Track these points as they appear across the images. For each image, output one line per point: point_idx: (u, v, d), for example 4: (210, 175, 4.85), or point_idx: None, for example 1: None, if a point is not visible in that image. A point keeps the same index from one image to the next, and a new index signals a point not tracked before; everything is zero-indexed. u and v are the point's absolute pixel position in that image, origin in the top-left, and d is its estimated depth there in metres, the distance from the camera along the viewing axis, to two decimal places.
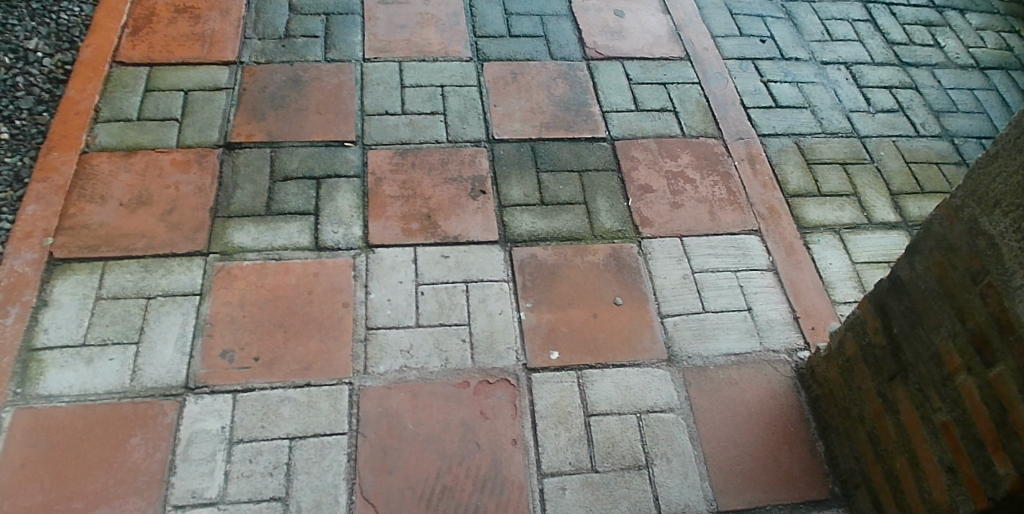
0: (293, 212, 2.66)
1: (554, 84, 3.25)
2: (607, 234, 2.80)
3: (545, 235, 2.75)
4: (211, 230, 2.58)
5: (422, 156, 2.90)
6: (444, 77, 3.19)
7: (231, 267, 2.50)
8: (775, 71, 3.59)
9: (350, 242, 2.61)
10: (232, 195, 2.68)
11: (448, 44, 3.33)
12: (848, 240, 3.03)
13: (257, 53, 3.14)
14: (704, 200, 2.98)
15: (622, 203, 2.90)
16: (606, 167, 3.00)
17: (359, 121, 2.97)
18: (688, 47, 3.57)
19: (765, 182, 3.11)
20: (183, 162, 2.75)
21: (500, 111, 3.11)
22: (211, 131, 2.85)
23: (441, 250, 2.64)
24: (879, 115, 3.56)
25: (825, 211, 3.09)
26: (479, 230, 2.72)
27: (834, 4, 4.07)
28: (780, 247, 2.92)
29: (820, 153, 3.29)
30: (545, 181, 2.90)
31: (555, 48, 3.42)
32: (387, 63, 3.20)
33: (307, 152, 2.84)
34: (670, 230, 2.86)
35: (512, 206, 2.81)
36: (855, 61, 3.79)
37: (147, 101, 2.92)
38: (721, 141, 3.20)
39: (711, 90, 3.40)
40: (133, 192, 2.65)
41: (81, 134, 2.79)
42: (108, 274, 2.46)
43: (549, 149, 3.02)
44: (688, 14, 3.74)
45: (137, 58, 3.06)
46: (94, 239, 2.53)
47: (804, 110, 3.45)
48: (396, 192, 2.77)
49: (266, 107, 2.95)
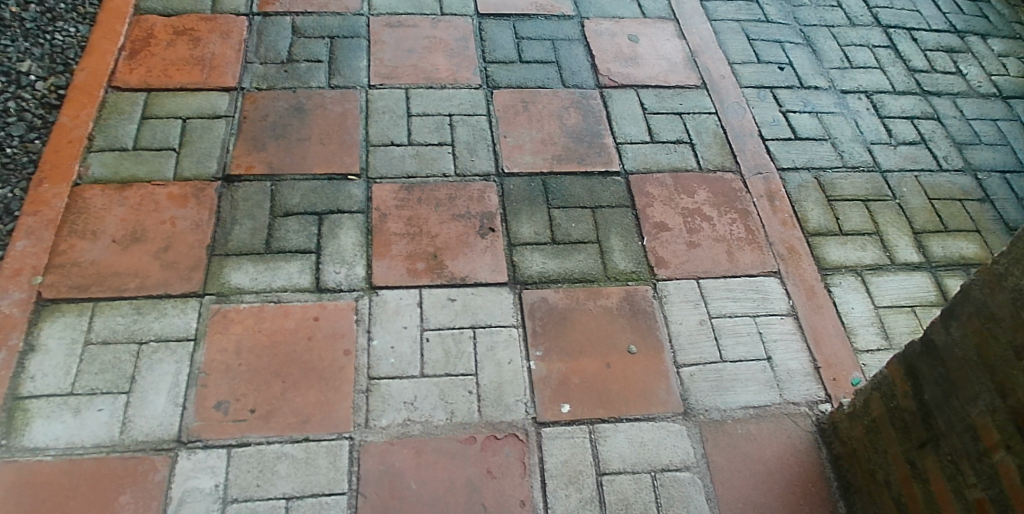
0: (293, 250, 2.55)
1: (566, 114, 3.14)
2: (621, 276, 2.68)
3: (556, 276, 2.64)
4: (208, 269, 2.47)
5: (429, 191, 2.78)
6: (452, 105, 3.08)
7: (228, 310, 2.39)
8: (793, 101, 3.47)
9: (353, 283, 2.50)
10: (230, 231, 2.57)
11: (456, 70, 3.22)
12: (870, 283, 2.91)
13: (258, 79, 3.03)
14: (721, 239, 2.86)
15: (636, 242, 2.79)
16: (619, 203, 2.89)
17: (364, 152, 2.86)
18: (704, 74, 3.45)
19: (785, 219, 2.99)
20: (179, 195, 2.63)
21: (510, 142, 2.99)
22: (209, 162, 2.74)
23: (448, 293, 2.53)
24: (901, 147, 3.44)
25: (847, 251, 2.97)
26: (487, 270, 2.60)
27: (854, 29, 3.95)
28: (800, 290, 2.80)
29: (841, 189, 3.17)
30: (557, 218, 2.79)
31: (567, 75, 3.30)
32: (394, 90, 3.09)
33: (309, 186, 2.72)
34: (686, 271, 2.74)
35: (521, 245, 2.69)
36: (876, 89, 3.66)
37: (143, 129, 2.81)
38: (739, 176, 3.08)
39: (728, 120, 3.28)
40: (127, 228, 2.54)
41: (74, 164, 2.68)
42: (98, 317, 2.34)
43: (560, 183, 2.90)
44: (703, 39, 3.62)
45: (133, 83, 2.95)
46: (84, 278, 2.42)
47: (824, 143, 3.33)
48: (401, 229, 2.66)
49: (267, 137, 2.84)
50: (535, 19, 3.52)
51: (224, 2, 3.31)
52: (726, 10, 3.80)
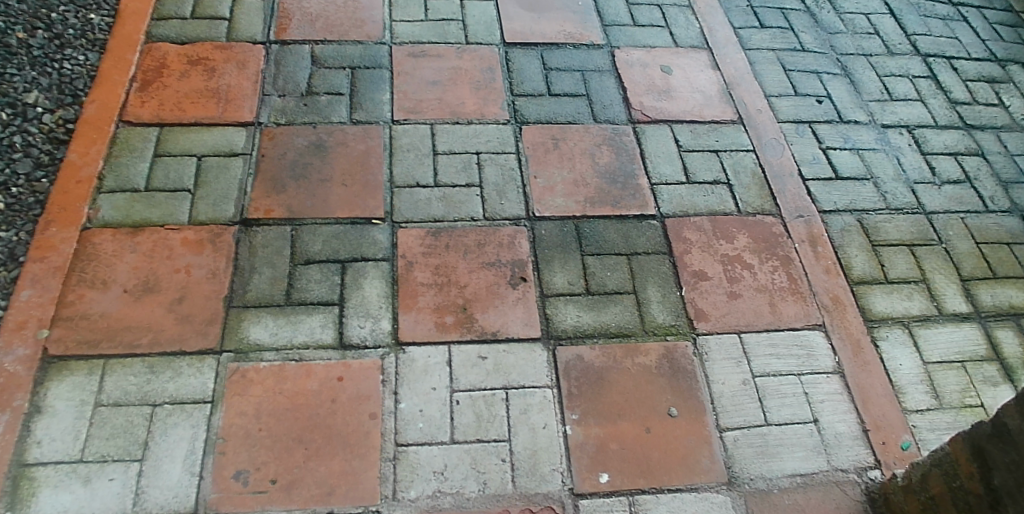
0: (315, 301, 2.41)
1: (598, 152, 3.00)
2: (659, 330, 2.54)
3: (592, 331, 2.50)
4: (225, 323, 2.33)
5: (457, 236, 2.64)
6: (480, 142, 2.94)
7: (246, 369, 2.25)
8: (833, 136, 3.32)
9: (378, 339, 2.36)
10: (249, 281, 2.43)
11: (483, 104, 3.08)
12: (918, 336, 2.76)
13: (277, 113, 2.90)
14: (763, 289, 2.72)
15: (674, 293, 2.65)
16: (656, 250, 2.75)
17: (389, 194, 2.72)
18: (740, 108, 3.31)
19: (828, 266, 2.85)
20: (194, 241, 2.50)
21: (541, 183, 2.85)
22: (226, 205, 2.60)
23: (478, 349, 2.39)
24: (945, 187, 3.29)
25: (893, 301, 2.83)
26: (519, 325, 2.47)
27: (893, 58, 3.79)
28: (847, 345, 2.66)
29: (885, 233, 3.03)
30: (591, 267, 2.65)
31: (598, 109, 3.16)
32: (419, 126, 2.95)
33: (332, 231, 2.59)
34: (727, 325, 2.60)
35: (554, 297, 2.56)
36: (917, 123, 3.51)
37: (157, 168, 2.67)
38: (779, 220, 2.94)
39: (767, 159, 3.14)
40: (139, 277, 2.40)
41: (84, 206, 2.54)
42: (109, 377, 2.21)
43: (594, 228, 2.77)
44: (738, 69, 3.48)
45: (146, 117, 2.81)
46: (94, 332, 2.28)
47: (866, 182, 3.19)
48: (428, 279, 2.52)
49: (287, 177, 2.71)
50: (564, 48, 3.38)
51: (240, 29, 3.17)
52: (761, 38, 3.65)
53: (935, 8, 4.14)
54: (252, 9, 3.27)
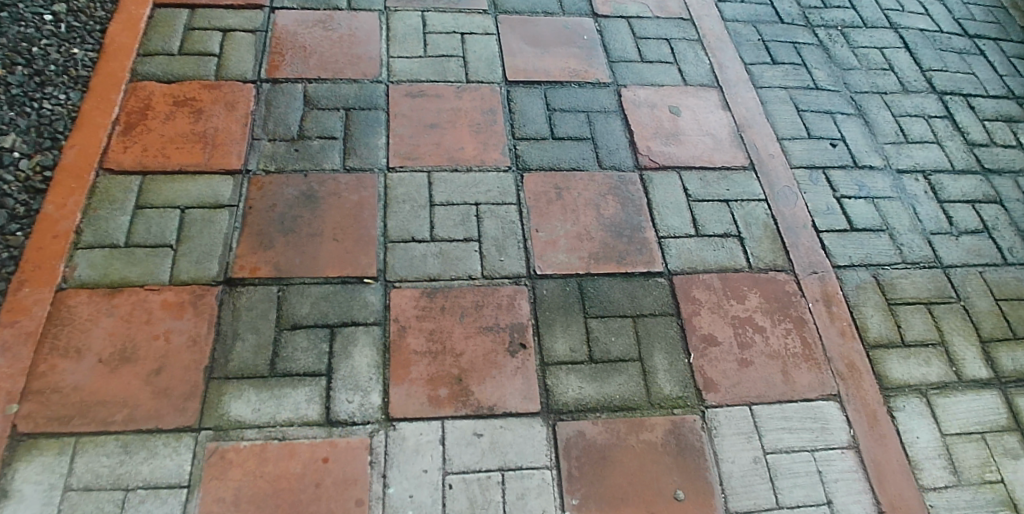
0: (301, 372, 2.27)
1: (603, 202, 2.85)
2: (666, 403, 2.41)
3: (594, 404, 2.36)
4: (205, 397, 2.20)
5: (453, 297, 2.50)
6: (479, 192, 2.80)
7: (226, 449, 2.12)
8: (848, 184, 3.17)
9: (367, 415, 2.23)
10: (231, 348, 2.30)
11: (483, 149, 2.94)
12: (936, 405, 2.61)
13: (266, 159, 2.76)
14: (775, 355, 2.58)
15: (682, 360, 2.50)
16: (663, 311, 2.60)
17: (382, 250, 2.58)
18: (752, 152, 3.16)
19: (844, 328, 2.71)
20: (175, 304, 2.36)
21: (543, 237, 2.71)
22: (209, 262, 2.46)
23: (473, 426, 2.25)
24: (963, 238, 3.12)
25: (910, 367, 2.68)
26: (518, 398, 2.33)
27: (908, 96, 3.63)
28: (862, 417, 2.52)
29: (902, 290, 2.88)
30: (594, 331, 2.51)
31: (604, 154, 3.02)
32: (416, 173, 2.81)
33: (320, 292, 2.45)
34: (738, 396, 2.46)
35: (555, 365, 2.41)
36: (934, 167, 3.35)
37: (137, 221, 2.54)
38: (792, 276, 2.79)
39: (780, 209, 2.99)
40: (115, 345, 2.27)
41: (59, 264, 2.40)
42: (80, 457, 2.08)
43: (598, 287, 2.62)
44: (750, 109, 3.33)
45: (128, 164, 2.68)
46: (65, 407, 2.15)
47: (882, 234, 3.04)
48: (422, 346, 2.38)
49: (274, 231, 2.57)
50: (569, 87, 3.24)
51: (230, 66, 3.04)
52: (773, 75, 3.50)
53: (951, 41, 3.95)
54: (243, 45, 3.13)
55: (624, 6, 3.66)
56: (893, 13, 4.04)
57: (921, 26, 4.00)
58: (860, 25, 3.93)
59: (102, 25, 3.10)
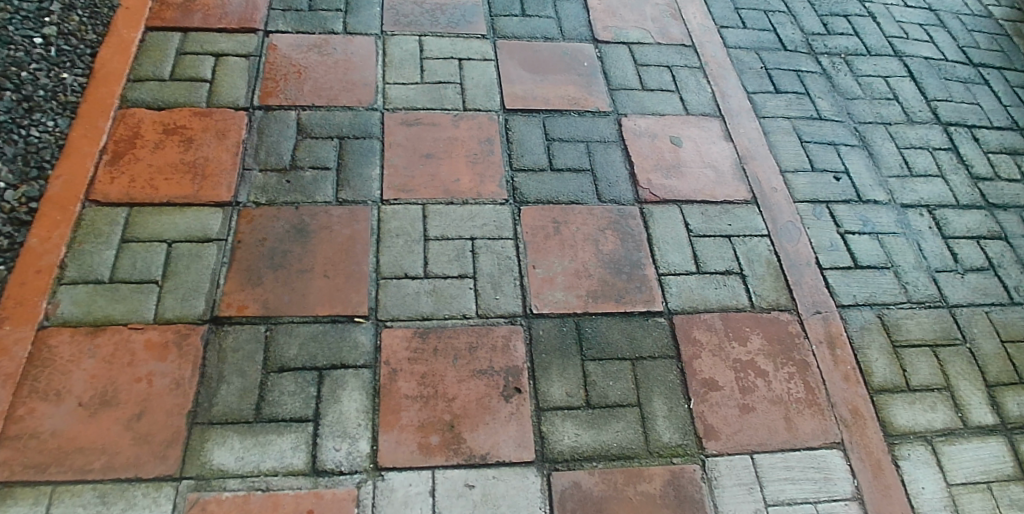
0: (287, 418, 2.21)
1: (602, 237, 2.78)
2: (665, 451, 2.33)
3: (591, 453, 2.29)
4: (187, 443, 2.14)
5: (446, 338, 2.43)
6: (475, 226, 2.73)
7: (208, 501, 2.06)
8: (852, 219, 3.06)
9: (355, 464, 2.17)
10: (216, 392, 2.23)
11: (479, 181, 2.87)
12: (942, 453, 2.53)
13: (257, 190, 2.70)
14: (777, 401, 2.50)
15: (682, 406, 2.43)
16: (663, 354, 2.52)
17: (374, 287, 2.51)
18: (754, 185, 3.07)
19: (847, 372, 2.63)
20: (159, 344, 2.30)
21: (540, 274, 2.64)
22: (196, 300, 2.40)
23: (465, 475, 2.19)
24: (968, 276, 3.00)
25: (915, 413, 2.60)
26: (512, 446, 2.26)
27: (914, 127, 3.47)
28: (866, 466, 2.44)
29: (907, 331, 2.79)
30: (592, 375, 2.43)
31: (603, 187, 2.94)
32: (410, 206, 2.74)
33: (309, 332, 2.38)
34: (739, 444, 2.39)
35: (551, 411, 2.34)
36: (938, 203, 3.20)
37: (123, 256, 2.48)
38: (795, 316, 2.72)
39: (783, 245, 2.90)
40: (96, 388, 2.21)
41: (41, 301, 2.34)
42: (56, 508, 2.02)
43: (596, 327, 2.54)
44: (753, 140, 3.24)
45: (115, 196, 2.61)
46: (43, 454, 2.09)
47: (886, 271, 2.94)
48: (413, 390, 2.31)
49: (264, 266, 2.50)
50: (568, 116, 3.17)
51: (222, 93, 2.98)
52: (776, 105, 3.39)
53: (955, 70, 3.77)
54: (236, 70, 3.08)
55: (625, 31, 3.58)
56: (897, 40, 3.84)
57: (924, 54, 3.81)
58: (864, 52, 3.75)
59: (92, 49, 3.03)
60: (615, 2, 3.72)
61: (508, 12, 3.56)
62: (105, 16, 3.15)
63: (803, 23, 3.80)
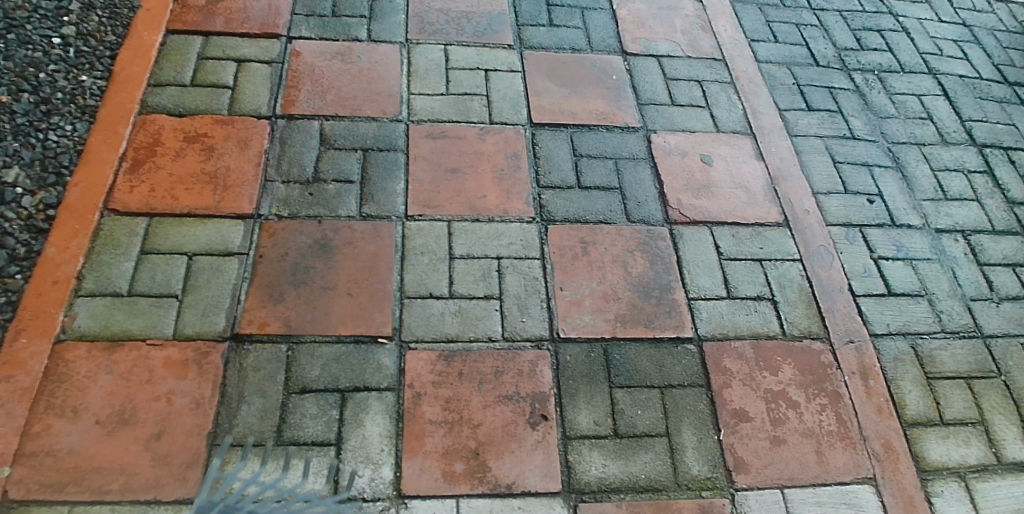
0: (308, 442, 2.18)
1: (631, 259, 2.72)
2: (694, 484, 2.26)
3: (618, 484, 2.23)
4: (208, 466, 2.11)
5: (471, 362, 2.39)
6: (501, 244, 2.68)
7: None
8: (885, 244, 2.92)
9: (378, 490, 2.13)
10: (236, 413, 2.20)
11: (506, 197, 2.81)
12: (975, 491, 2.37)
13: (279, 203, 2.65)
14: (810, 433, 2.41)
15: (711, 437, 2.36)
16: (692, 382, 2.46)
17: (398, 307, 2.47)
18: (786, 207, 2.97)
19: (880, 404, 2.50)
20: (179, 362, 2.26)
21: (567, 296, 2.58)
22: (216, 317, 2.36)
23: (490, 505, 2.15)
24: (1005, 305, 2.82)
25: (949, 448, 2.44)
26: (538, 476, 2.21)
27: (948, 148, 3.32)
28: (899, 503, 2.31)
29: (940, 364, 2.62)
30: (620, 403, 2.38)
31: (632, 206, 2.88)
32: (435, 223, 2.69)
33: (331, 353, 2.34)
34: (769, 478, 2.30)
35: (578, 440, 2.29)
36: (974, 228, 3.04)
37: (142, 268, 2.43)
38: (827, 346, 2.60)
39: (814, 270, 2.80)
40: (114, 405, 2.17)
41: (58, 313, 2.29)
42: None
43: (624, 353, 2.49)
44: (784, 159, 3.14)
45: (135, 205, 2.56)
46: (60, 473, 2.05)
47: (919, 300, 2.78)
48: (438, 415, 2.27)
49: (285, 283, 2.46)
50: (596, 131, 3.10)
51: (244, 100, 2.93)
52: (808, 123, 3.30)
53: (990, 89, 3.63)
54: (258, 77, 3.02)
55: (655, 43, 3.51)
56: (931, 57, 3.72)
57: (960, 71, 3.68)
58: (898, 69, 3.63)
59: (112, 51, 2.97)
60: (644, 13, 3.65)
61: (535, 21, 3.49)
62: (125, 17, 3.10)
63: (835, 38, 3.71)
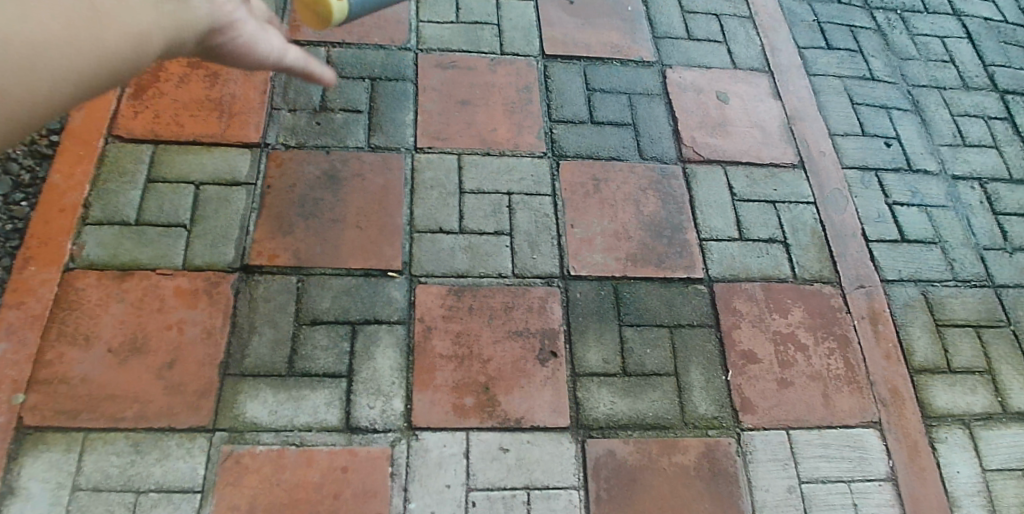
0: (320, 373, 2.19)
1: (643, 197, 2.69)
2: (700, 423, 2.29)
3: (625, 421, 2.26)
4: (221, 395, 2.12)
5: (481, 297, 2.38)
6: (512, 180, 2.64)
7: (242, 454, 2.06)
8: (900, 189, 2.89)
9: (389, 422, 2.15)
10: (247, 344, 2.20)
11: (517, 131, 2.76)
12: (979, 439, 2.40)
13: (286, 132, 2.59)
14: (817, 376, 2.42)
15: (720, 378, 2.37)
16: (702, 322, 2.46)
17: (408, 242, 2.44)
18: (802, 148, 2.93)
19: (888, 350, 2.51)
20: (189, 292, 2.25)
21: (578, 234, 2.56)
22: (225, 247, 2.34)
23: (499, 439, 2.17)
24: (1018, 255, 2.80)
25: (954, 396, 2.46)
26: (547, 411, 2.23)
27: (969, 93, 3.25)
28: (902, 447, 2.35)
29: (950, 311, 2.63)
30: (629, 342, 2.39)
31: (645, 143, 2.83)
32: (445, 156, 2.65)
33: (342, 285, 2.33)
34: (775, 419, 2.33)
35: (587, 377, 2.31)
36: (991, 176, 3.00)
37: (149, 197, 2.39)
38: (837, 290, 2.60)
39: (828, 214, 2.77)
40: (125, 334, 2.16)
41: (66, 241, 2.27)
42: (89, 456, 2.01)
43: (634, 292, 2.48)
44: (802, 99, 3.07)
45: (140, 132, 2.50)
46: (74, 400, 2.07)
47: (932, 247, 2.76)
48: (448, 349, 2.28)
49: (294, 215, 2.43)
50: (610, 65, 3.03)
51: None
52: (827, 62, 3.21)
53: (1015, 33, 3.53)
54: None
55: None
56: None
57: (985, 14, 3.57)
58: (921, 8, 3.52)
59: None
60: None
61: None
62: None
63: None
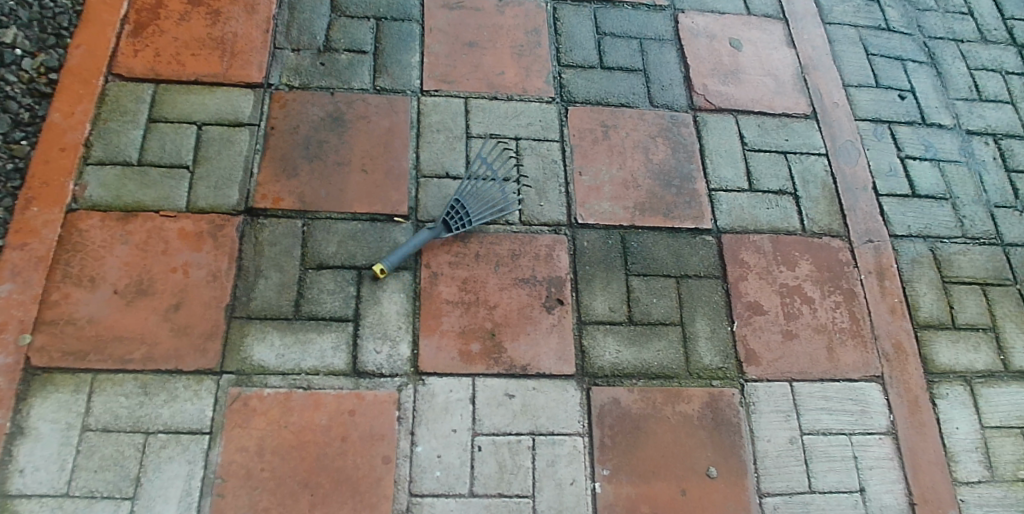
0: (326, 317, 2.18)
1: (652, 145, 2.65)
2: (705, 373, 2.30)
3: (630, 370, 2.26)
4: (227, 337, 2.12)
5: (488, 244, 2.36)
6: (520, 125, 2.60)
7: (249, 396, 2.07)
8: (913, 142, 2.85)
9: (395, 367, 2.16)
10: (253, 287, 2.19)
11: (526, 75, 2.70)
12: (980, 396, 2.42)
13: (290, 72, 2.53)
14: (821, 328, 2.42)
15: (725, 328, 2.37)
16: (709, 273, 2.45)
17: (414, 186, 2.41)
18: (815, 98, 2.87)
19: (894, 304, 2.50)
20: (194, 234, 2.23)
21: (586, 182, 2.53)
22: (230, 190, 2.31)
23: (505, 386, 2.18)
24: None
25: (957, 352, 2.47)
26: (553, 359, 2.23)
27: (987, 46, 3.17)
28: (903, 401, 2.36)
29: (957, 268, 2.62)
30: (636, 291, 2.38)
31: (656, 90, 2.77)
32: (452, 99, 2.59)
33: (347, 230, 2.31)
34: (779, 371, 2.34)
35: (594, 326, 2.30)
36: (1005, 132, 2.95)
37: (152, 137, 2.35)
38: (845, 244, 2.58)
39: (839, 166, 2.74)
40: (131, 276, 2.15)
41: (68, 181, 2.23)
42: (98, 397, 2.02)
43: (642, 242, 2.46)
44: (816, 48, 3.01)
45: (140, 71, 2.45)
46: (81, 342, 2.06)
47: (943, 203, 2.74)
48: (455, 295, 2.27)
49: (298, 157, 2.39)
50: (621, 8, 2.95)
51: None
52: (843, 11, 3.13)
53: None
54: None
55: None
56: None
57: None
58: None
59: None
60: None
61: None
62: None
63: None
